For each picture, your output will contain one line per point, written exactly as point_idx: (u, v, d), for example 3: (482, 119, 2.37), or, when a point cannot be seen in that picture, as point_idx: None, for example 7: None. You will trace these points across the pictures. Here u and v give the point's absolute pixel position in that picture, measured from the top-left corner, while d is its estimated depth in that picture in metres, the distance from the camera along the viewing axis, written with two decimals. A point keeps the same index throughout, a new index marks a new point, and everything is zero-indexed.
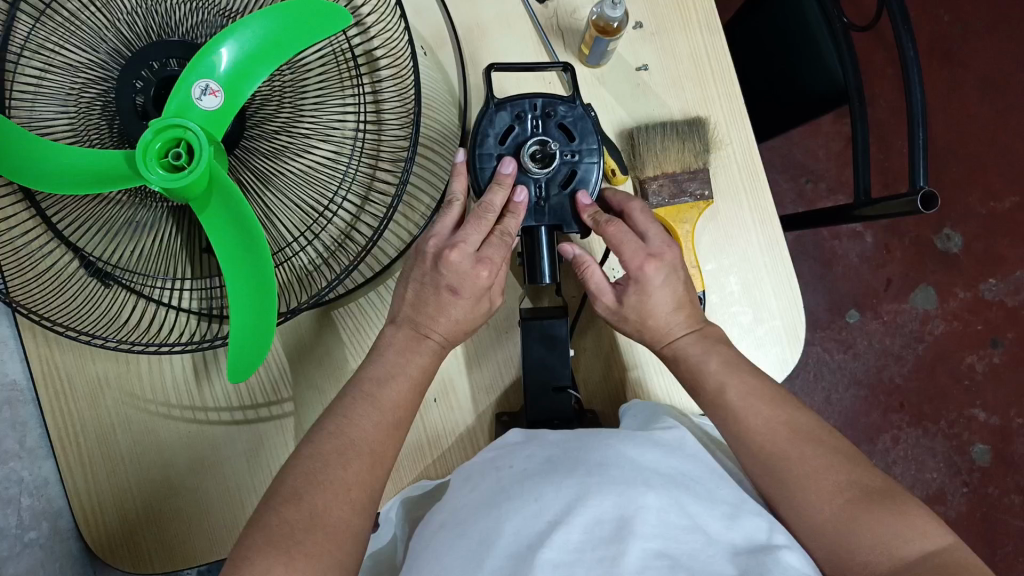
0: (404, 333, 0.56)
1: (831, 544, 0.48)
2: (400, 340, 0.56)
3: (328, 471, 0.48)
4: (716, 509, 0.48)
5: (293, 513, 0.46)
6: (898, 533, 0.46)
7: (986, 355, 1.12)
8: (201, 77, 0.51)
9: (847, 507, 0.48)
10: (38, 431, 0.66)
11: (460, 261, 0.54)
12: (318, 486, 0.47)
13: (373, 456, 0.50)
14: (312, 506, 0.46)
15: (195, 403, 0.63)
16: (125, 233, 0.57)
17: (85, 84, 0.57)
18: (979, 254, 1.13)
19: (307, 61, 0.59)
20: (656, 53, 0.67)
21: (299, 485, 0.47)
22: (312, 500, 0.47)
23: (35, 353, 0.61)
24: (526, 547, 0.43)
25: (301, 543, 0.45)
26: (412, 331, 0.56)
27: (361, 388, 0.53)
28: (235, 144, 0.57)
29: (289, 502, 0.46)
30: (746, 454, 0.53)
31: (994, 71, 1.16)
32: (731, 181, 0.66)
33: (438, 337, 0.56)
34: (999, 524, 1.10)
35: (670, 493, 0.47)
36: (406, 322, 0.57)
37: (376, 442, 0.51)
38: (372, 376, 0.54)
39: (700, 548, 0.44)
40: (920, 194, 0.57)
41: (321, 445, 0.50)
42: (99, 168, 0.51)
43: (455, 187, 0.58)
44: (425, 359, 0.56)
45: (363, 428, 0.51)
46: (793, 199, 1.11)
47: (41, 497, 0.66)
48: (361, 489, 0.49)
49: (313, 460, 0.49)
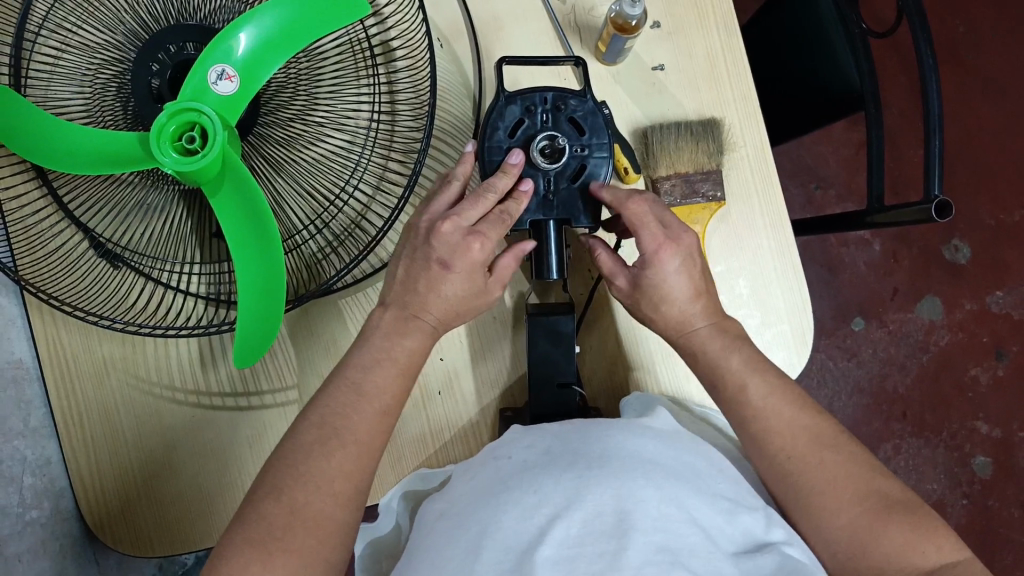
0: (391, 315, 0.55)
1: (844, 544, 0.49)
2: (387, 322, 0.55)
3: (311, 463, 0.48)
4: (715, 504, 0.48)
5: (273, 507, 0.47)
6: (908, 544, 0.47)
7: (990, 367, 1.11)
8: (218, 62, 0.51)
9: (861, 516, 0.49)
10: (43, 411, 0.66)
11: (450, 233, 0.53)
12: (299, 479, 0.48)
13: (357, 446, 0.50)
14: (292, 501, 0.47)
15: (200, 388, 0.63)
16: (136, 214, 0.57)
17: (101, 65, 0.57)
18: (986, 266, 1.13)
19: (323, 49, 0.60)
20: (672, 52, 0.67)
21: (281, 477, 0.48)
22: (291, 494, 0.47)
23: (41, 331, 0.61)
24: (526, 541, 0.43)
25: (281, 539, 0.46)
26: (399, 312, 0.55)
27: (343, 375, 0.52)
28: (249, 131, 0.57)
29: (270, 497, 0.47)
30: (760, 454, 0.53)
31: (1008, 83, 1.15)
32: (742, 183, 0.66)
33: (430, 320, 0.55)
34: (998, 537, 1.10)
35: (671, 487, 0.46)
36: (393, 303, 0.55)
37: (365, 432, 0.51)
38: (355, 362, 0.53)
39: (700, 544, 0.44)
40: (935, 203, 0.57)
41: (304, 436, 0.49)
42: (113, 149, 0.51)
43: (459, 169, 0.57)
44: (414, 342, 0.54)
45: (351, 421, 0.50)
46: (802, 204, 1.11)
47: (42, 477, 0.66)
48: (346, 482, 0.49)
49: (294, 452, 0.49)
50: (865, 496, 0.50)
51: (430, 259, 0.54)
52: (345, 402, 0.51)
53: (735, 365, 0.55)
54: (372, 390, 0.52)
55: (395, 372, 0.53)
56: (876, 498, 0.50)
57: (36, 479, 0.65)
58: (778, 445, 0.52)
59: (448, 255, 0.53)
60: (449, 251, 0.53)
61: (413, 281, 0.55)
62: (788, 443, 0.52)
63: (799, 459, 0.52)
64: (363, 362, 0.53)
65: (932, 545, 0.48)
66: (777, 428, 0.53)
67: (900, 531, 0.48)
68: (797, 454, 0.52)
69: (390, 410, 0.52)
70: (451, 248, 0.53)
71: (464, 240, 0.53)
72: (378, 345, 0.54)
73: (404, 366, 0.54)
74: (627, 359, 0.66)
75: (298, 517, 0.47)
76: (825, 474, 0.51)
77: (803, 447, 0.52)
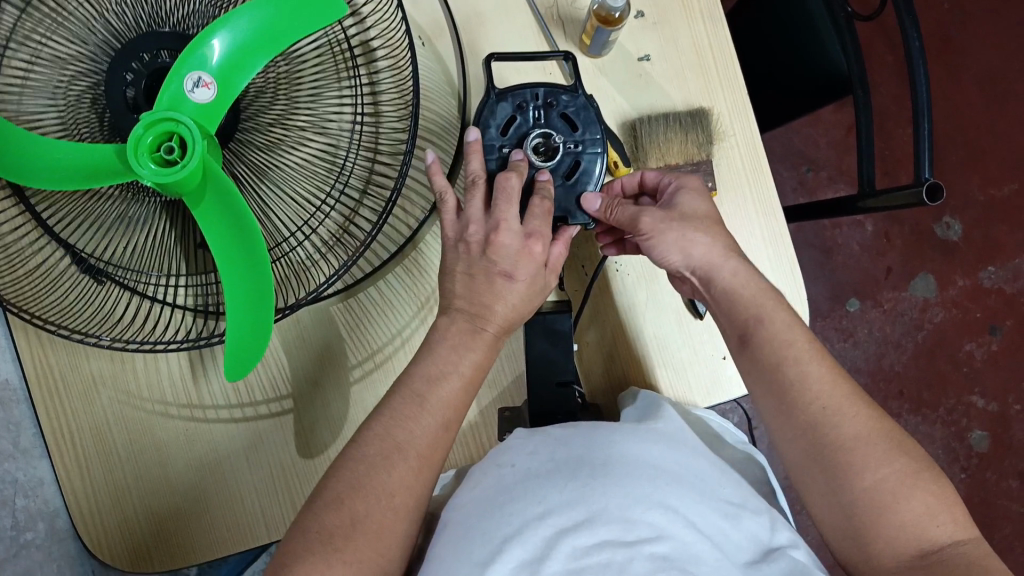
0: (458, 326, 0.53)
1: (851, 529, 0.48)
2: (455, 334, 0.53)
3: (374, 476, 0.47)
4: (718, 509, 0.47)
5: (334, 519, 0.46)
6: (919, 521, 0.47)
7: (985, 342, 1.12)
8: (193, 70, 0.50)
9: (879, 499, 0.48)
10: (31, 431, 0.69)
11: (507, 241, 0.52)
12: (360, 491, 0.47)
13: (420, 460, 0.49)
14: (353, 512, 0.46)
15: (192, 402, 0.62)
16: (118, 228, 0.56)
17: (74, 77, 0.55)
18: (978, 240, 1.13)
19: (302, 52, 0.58)
20: (658, 42, 0.66)
21: (342, 490, 0.47)
22: (351, 505, 0.46)
23: (27, 350, 0.60)
24: (533, 555, 0.43)
25: (340, 550, 0.45)
26: (467, 324, 0.53)
27: (408, 388, 0.51)
28: (230, 137, 0.56)
29: (332, 507, 0.46)
30: (786, 451, 0.52)
31: (993, 57, 1.15)
32: (732, 171, 0.65)
33: (494, 330, 0.53)
34: (997, 510, 1.10)
35: (675, 494, 0.46)
36: (461, 314, 0.53)
37: (425, 444, 0.49)
38: (418, 375, 0.52)
39: (707, 554, 0.44)
40: (925, 186, 0.56)
41: (366, 448, 0.48)
42: (93, 162, 0.50)
43: (473, 165, 0.55)
44: (480, 355, 0.53)
45: (411, 431, 0.49)
46: (794, 187, 1.10)
47: (36, 498, 0.69)
48: (407, 495, 0.48)
49: (357, 465, 0.48)
50: (898, 453, 0.49)
51: (490, 272, 0.53)
52: (407, 416, 0.50)
53: (783, 318, 0.54)
54: (434, 402, 0.50)
55: (459, 386, 0.52)
56: (900, 454, 0.49)
57: (30, 502, 0.69)
58: (815, 393, 0.50)
59: (511, 265, 0.52)
60: (511, 261, 0.52)
61: (473, 291, 0.53)
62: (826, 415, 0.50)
63: (834, 408, 0.50)
64: (428, 375, 0.51)
65: (948, 518, 0.47)
66: (818, 375, 0.51)
67: (924, 499, 0.47)
68: (831, 404, 0.50)
69: (451, 424, 0.51)
70: (512, 257, 0.52)
71: (525, 245, 0.53)
72: (444, 356, 0.52)
73: (468, 378, 0.52)
74: (624, 353, 0.66)
75: (360, 530, 0.46)
76: (864, 437, 0.49)
77: (838, 395, 0.50)
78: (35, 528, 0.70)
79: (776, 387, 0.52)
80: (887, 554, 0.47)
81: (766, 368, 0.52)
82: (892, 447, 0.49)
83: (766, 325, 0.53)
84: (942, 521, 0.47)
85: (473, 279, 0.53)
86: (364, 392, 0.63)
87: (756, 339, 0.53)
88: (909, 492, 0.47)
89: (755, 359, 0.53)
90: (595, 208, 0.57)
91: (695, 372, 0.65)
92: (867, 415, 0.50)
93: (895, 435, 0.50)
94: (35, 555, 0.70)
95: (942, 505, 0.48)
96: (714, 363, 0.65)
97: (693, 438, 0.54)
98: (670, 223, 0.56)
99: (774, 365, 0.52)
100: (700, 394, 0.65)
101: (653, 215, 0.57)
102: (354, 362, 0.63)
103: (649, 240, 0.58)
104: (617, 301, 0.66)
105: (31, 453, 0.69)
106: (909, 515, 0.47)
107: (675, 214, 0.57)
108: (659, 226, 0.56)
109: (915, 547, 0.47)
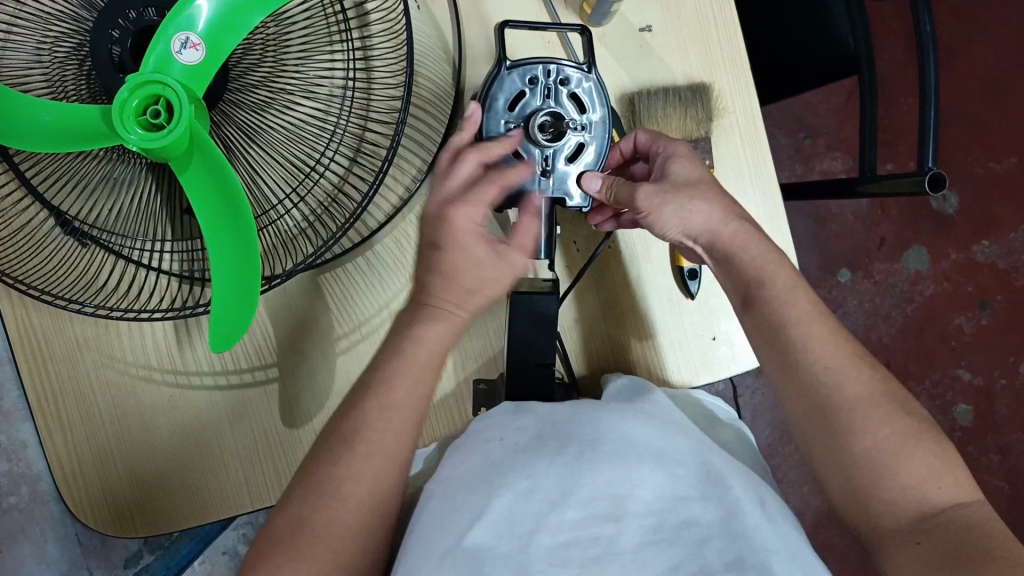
0: (444, 314, 0.54)
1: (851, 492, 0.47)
2: (440, 323, 0.53)
3: (363, 458, 0.47)
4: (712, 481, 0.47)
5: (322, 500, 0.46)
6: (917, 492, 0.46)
7: (974, 316, 1.12)
8: (180, 30, 0.48)
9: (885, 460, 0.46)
10: (14, 396, 0.93)
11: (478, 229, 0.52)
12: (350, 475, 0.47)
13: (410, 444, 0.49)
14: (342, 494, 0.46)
15: (177, 368, 0.62)
16: (102, 191, 0.55)
17: (59, 38, 0.53)
18: (973, 215, 1.12)
19: (292, 14, 0.56)
20: (661, 12, 0.64)
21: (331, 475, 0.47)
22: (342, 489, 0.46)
23: (11, 314, 0.59)
24: (525, 527, 0.43)
25: (329, 532, 0.45)
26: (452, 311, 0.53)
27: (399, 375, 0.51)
28: (218, 99, 0.54)
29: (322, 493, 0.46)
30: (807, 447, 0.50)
31: (1002, 26, 1.12)
32: (731, 145, 0.64)
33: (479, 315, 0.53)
34: (977, 482, 1.12)
35: (665, 467, 0.46)
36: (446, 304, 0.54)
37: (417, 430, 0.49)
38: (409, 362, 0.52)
39: (702, 523, 0.44)
40: (929, 174, 0.55)
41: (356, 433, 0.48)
42: (79, 127, 0.48)
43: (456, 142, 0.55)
44: None
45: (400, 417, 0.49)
46: (789, 154, 1.09)
47: (17, 462, 0.93)
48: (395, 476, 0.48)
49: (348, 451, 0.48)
50: (900, 415, 0.47)
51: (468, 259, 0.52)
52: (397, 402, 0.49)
53: (788, 283, 0.52)
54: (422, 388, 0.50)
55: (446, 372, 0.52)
56: (902, 416, 0.47)
57: (12, 465, 0.93)
58: (825, 365, 0.49)
59: None
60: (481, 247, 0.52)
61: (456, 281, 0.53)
62: (849, 388, 0.48)
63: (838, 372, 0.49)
64: (414, 362, 0.52)
65: (948, 480, 0.46)
66: (839, 371, 0.49)
67: (925, 463, 0.46)
68: (836, 368, 0.49)
69: None
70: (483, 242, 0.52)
71: None
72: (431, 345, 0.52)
73: None
74: (614, 331, 0.66)
75: (348, 512, 0.46)
76: (880, 412, 0.47)
77: (842, 362, 0.49)
78: (19, 492, 0.94)
79: (780, 360, 0.51)
80: (886, 520, 0.46)
81: (773, 346, 0.51)
82: (895, 409, 0.48)
83: (770, 295, 0.52)
84: (942, 485, 0.46)
85: (461, 272, 0.53)
86: (351, 362, 0.63)
87: (757, 317, 0.53)
88: (911, 453, 0.46)
89: (761, 339, 0.52)
90: (595, 189, 0.56)
91: (684, 351, 0.65)
92: (877, 386, 0.49)
93: (898, 396, 0.49)
94: (16, 517, 0.93)
95: (945, 469, 0.46)
96: (704, 343, 0.65)
97: (676, 417, 0.54)
98: (663, 196, 0.55)
99: (770, 347, 0.51)
100: (690, 374, 0.65)
101: (646, 189, 0.55)
102: (340, 333, 0.63)
103: (646, 217, 0.56)
104: (607, 275, 0.66)
105: (15, 419, 0.93)
106: (908, 477, 0.46)
107: (666, 186, 0.55)
108: (653, 201, 0.55)
109: (908, 509, 0.46)
